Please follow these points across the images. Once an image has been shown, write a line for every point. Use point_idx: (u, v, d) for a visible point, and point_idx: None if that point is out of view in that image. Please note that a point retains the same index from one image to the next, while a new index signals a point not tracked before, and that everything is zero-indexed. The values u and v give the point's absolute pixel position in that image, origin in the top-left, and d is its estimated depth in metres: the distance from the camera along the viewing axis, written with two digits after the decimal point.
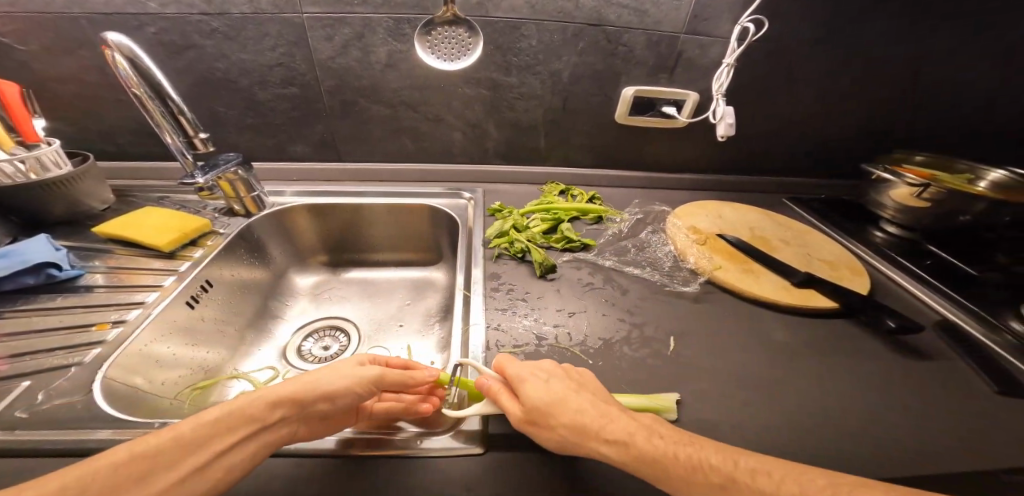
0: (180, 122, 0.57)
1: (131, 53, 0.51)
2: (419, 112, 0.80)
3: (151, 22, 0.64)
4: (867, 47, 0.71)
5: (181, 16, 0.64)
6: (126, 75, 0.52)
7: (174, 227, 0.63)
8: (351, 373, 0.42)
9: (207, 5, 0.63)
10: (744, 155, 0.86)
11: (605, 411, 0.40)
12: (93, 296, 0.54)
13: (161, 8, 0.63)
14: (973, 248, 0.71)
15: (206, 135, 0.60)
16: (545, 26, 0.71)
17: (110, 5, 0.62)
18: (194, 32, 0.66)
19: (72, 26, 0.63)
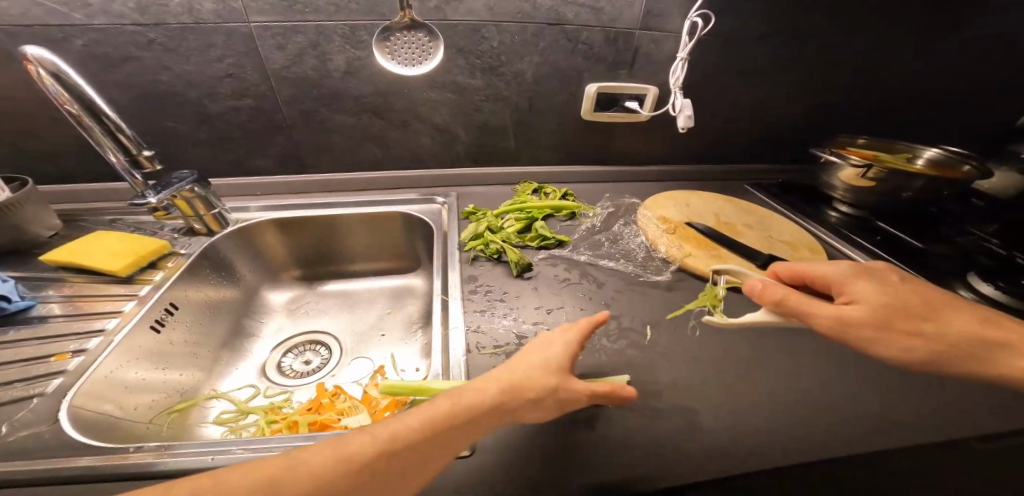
0: (120, 140, 0.54)
1: (54, 66, 0.47)
2: (385, 119, 0.79)
3: (78, 34, 0.60)
4: (810, 36, 0.75)
5: (111, 27, 0.61)
6: (55, 92, 0.49)
7: (127, 251, 0.59)
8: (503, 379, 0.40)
9: (141, 15, 0.60)
10: (706, 145, 0.89)
11: (917, 316, 0.43)
12: (50, 327, 0.51)
13: (87, 19, 0.59)
14: (919, 223, 0.76)
15: (150, 152, 0.57)
16: (504, 27, 0.71)
17: (28, 16, 0.58)
18: (128, 44, 0.63)
19: None
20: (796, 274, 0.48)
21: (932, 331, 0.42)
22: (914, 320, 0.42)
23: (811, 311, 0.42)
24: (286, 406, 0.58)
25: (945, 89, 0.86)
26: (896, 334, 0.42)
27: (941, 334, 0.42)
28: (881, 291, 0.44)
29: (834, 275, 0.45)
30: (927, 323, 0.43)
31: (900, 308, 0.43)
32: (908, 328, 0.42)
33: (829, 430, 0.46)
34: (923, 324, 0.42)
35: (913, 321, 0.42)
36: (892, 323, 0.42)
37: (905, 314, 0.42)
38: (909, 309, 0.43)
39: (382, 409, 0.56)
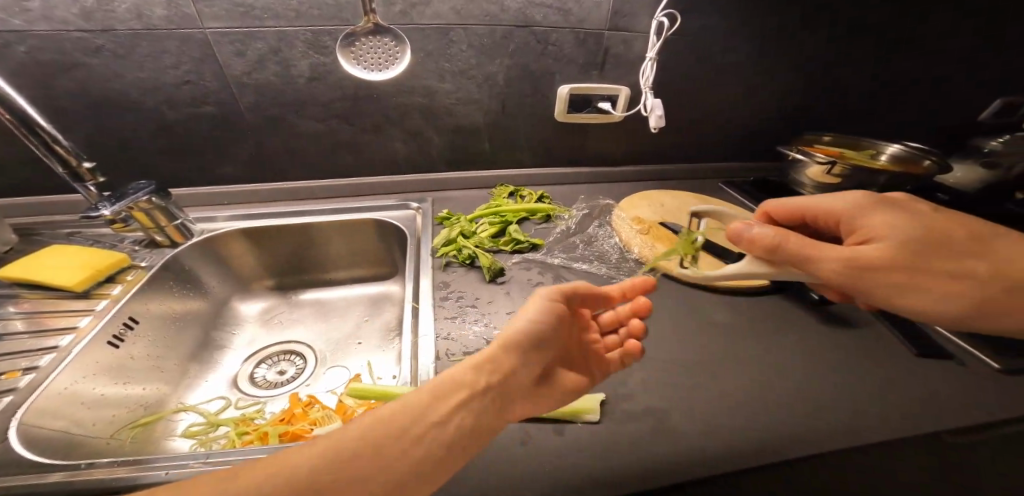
0: (57, 151, 0.53)
1: None
2: (355, 124, 0.78)
3: (21, 40, 0.59)
4: (779, 34, 0.76)
5: (53, 34, 0.59)
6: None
7: (86, 265, 0.58)
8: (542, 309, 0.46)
9: (87, 21, 0.59)
10: (681, 145, 0.89)
11: (927, 253, 0.45)
12: (7, 344, 0.50)
13: (27, 25, 0.58)
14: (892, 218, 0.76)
15: (90, 163, 0.56)
16: (472, 30, 0.71)
17: None
18: (72, 50, 0.61)
19: None
20: (789, 212, 0.54)
21: (930, 273, 0.45)
22: (921, 258, 0.45)
23: (814, 252, 0.44)
24: (257, 417, 0.57)
25: (917, 85, 0.87)
26: (887, 271, 0.45)
27: (938, 277, 0.45)
28: (889, 228, 0.46)
29: (846, 211, 0.49)
30: (927, 265, 0.45)
31: (906, 251, 0.45)
32: (907, 266, 0.45)
33: (799, 429, 0.46)
34: (920, 265, 0.45)
35: (912, 261, 0.45)
36: (900, 260, 0.45)
37: (912, 253, 0.45)
38: (920, 249, 0.45)
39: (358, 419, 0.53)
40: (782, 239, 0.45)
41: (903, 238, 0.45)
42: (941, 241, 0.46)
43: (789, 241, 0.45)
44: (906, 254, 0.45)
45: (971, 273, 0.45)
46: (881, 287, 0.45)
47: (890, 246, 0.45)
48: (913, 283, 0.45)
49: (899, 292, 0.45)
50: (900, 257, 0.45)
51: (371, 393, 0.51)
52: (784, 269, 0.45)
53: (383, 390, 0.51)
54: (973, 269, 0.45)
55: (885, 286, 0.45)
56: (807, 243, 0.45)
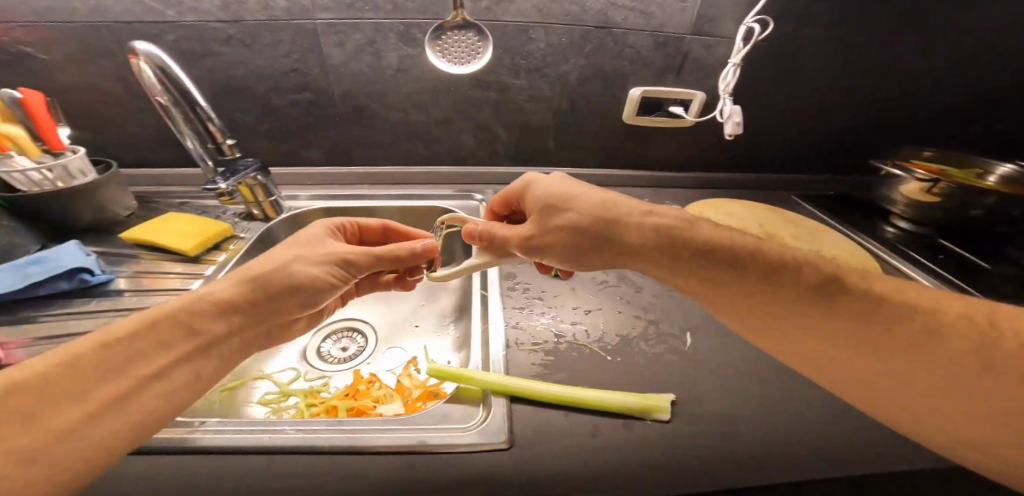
0: (208, 128, 0.60)
1: (159, 61, 0.53)
2: (429, 115, 0.81)
3: (171, 30, 0.65)
4: (869, 46, 0.73)
5: (200, 24, 0.65)
6: (149, 84, 0.54)
7: (195, 232, 0.63)
8: (322, 259, 0.49)
9: (223, 12, 0.64)
10: (751, 152, 0.87)
11: (808, 298, 0.37)
12: (125, 300, 0.55)
13: (179, 16, 0.64)
14: (981, 243, 0.72)
15: (232, 140, 0.63)
16: (552, 29, 0.72)
17: (131, 13, 0.62)
18: (212, 40, 0.67)
19: (97, 36, 0.63)
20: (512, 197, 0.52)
21: (838, 328, 0.36)
22: (806, 311, 0.37)
23: (626, 245, 0.43)
24: (324, 390, 0.66)
25: (999, 101, 0.82)
26: (799, 319, 0.37)
27: (865, 336, 0.35)
28: (678, 226, 0.42)
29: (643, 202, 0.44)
30: (852, 323, 0.36)
31: (697, 245, 0.41)
32: (830, 326, 0.36)
33: (879, 450, 0.45)
34: (811, 312, 0.37)
35: (847, 314, 0.36)
36: (771, 312, 0.38)
37: (804, 307, 0.37)
38: (722, 265, 0.40)
39: (414, 398, 0.65)
40: (542, 250, 0.46)
41: (775, 274, 0.38)
42: (837, 288, 0.37)
43: (591, 254, 0.44)
44: (718, 275, 0.40)
45: (948, 319, 0.34)
46: (790, 345, 0.39)
47: (650, 241, 0.42)
48: (859, 350, 0.35)
49: (790, 351, 0.39)
50: (707, 274, 0.40)
51: (450, 376, 0.52)
52: (598, 269, 0.45)
53: (462, 373, 0.52)
54: (981, 319, 0.34)
55: (841, 346, 0.36)
56: (664, 234, 0.41)
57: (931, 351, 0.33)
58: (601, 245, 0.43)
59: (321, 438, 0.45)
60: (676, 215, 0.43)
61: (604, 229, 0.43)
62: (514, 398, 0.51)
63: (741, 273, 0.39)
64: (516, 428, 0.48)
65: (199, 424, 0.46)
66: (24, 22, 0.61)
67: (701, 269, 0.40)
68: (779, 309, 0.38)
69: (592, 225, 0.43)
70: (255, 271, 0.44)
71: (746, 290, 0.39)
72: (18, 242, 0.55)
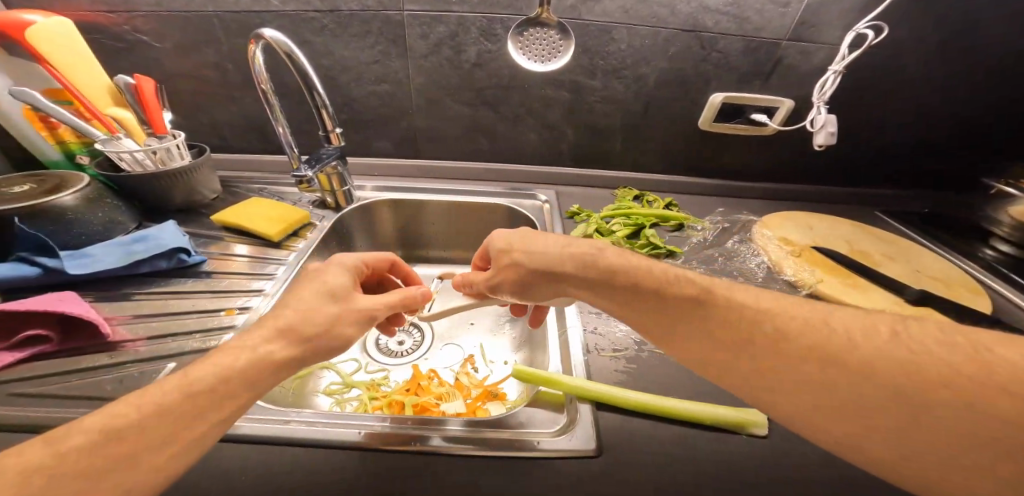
0: (322, 115, 0.61)
1: (286, 48, 0.54)
2: (499, 112, 0.81)
3: (272, 20, 0.66)
4: (981, 58, 0.68)
5: (297, 14, 0.67)
6: (258, 72, 0.56)
7: (278, 218, 0.65)
8: (349, 308, 0.40)
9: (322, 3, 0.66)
10: (831, 164, 0.83)
11: (715, 319, 0.36)
12: (218, 282, 0.55)
13: (282, 5, 0.65)
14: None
15: (340, 130, 0.65)
16: (637, 30, 0.70)
17: (241, 4, 0.64)
18: (306, 30, 0.68)
19: (205, 25, 0.65)
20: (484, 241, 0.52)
21: (746, 342, 0.35)
22: (711, 327, 0.36)
23: (567, 282, 0.43)
24: (384, 384, 0.66)
25: None
26: (712, 336, 0.36)
27: (778, 352, 0.34)
28: (596, 263, 0.41)
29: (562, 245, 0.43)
30: (758, 339, 0.35)
31: (614, 278, 0.40)
32: (739, 342, 0.35)
33: None
34: (721, 328, 0.36)
35: (748, 332, 0.35)
36: (680, 332, 0.38)
37: (717, 327, 0.36)
38: (627, 291, 0.40)
39: (474, 398, 0.64)
40: (501, 289, 0.48)
41: (695, 305, 0.37)
42: (736, 308, 0.36)
43: (545, 291, 0.45)
44: (641, 307, 0.39)
45: (839, 335, 0.33)
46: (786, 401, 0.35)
47: (574, 274, 0.42)
48: (771, 363, 0.34)
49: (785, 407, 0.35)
50: (630, 306, 0.39)
51: (537, 378, 0.51)
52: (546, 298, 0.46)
53: (552, 376, 0.50)
54: (884, 330, 0.32)
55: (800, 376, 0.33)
56: (604, 275, 0.41)
57: (835, 364, 0.32)
58: (538, 282, 0.44)
59: (413, 436, 0.45)
60: (588, 245, 0.43)
61: (537, 268, 0.43)
62: (600, 405, 0.49)
63: (659, 301, 0.38)
64: (606, 438, 0.46)
65: (290, 412, 0.46)
66: (136, 10, 0.63)
67: (619, 300, 0.40)
68: (688, 329, 0.37)
69: (529, 266, 0.44)
70: (311, 333, 0.36)
71: (660, 312, 0.38)
72: (120, 219, 0.58)
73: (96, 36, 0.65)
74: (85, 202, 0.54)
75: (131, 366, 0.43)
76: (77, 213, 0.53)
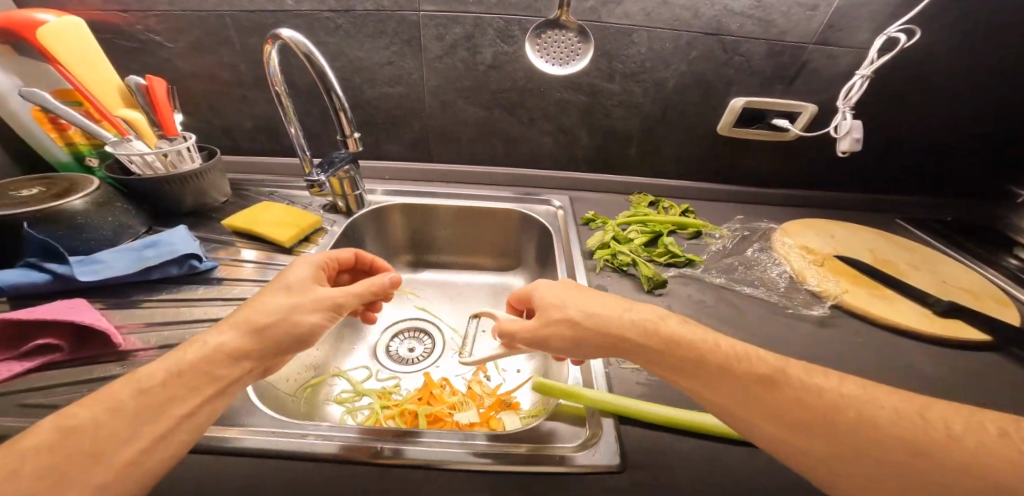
0: (340, 118, 0.59)
1: (304, 49, 0.52)
2: (514, 115, 0.79)
3: (286, 20, 0.65)
4: (1014, 63, 0.66)
5: (311, 14, 0.65)
6: (273, 73, 0.54)
7: (291, 223, 0.64)
8: (318, 303, 0.41)
9: (337, 2, 0.64)
10: (853, 171, 0.81)
11: (786, 398, 0.34)
12: (229, 290, 0.54)
13: (295, 5, 0.64)
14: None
15: (357, 135, 0.62)
16: (657, 33, 0.68)
17: (253, 3, 0.63)
18: (320, 30, 0.67)
19: (217, 24, 0.64)
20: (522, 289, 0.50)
21: (815, 424, 0.33)
22: (780, 407, 0.34)
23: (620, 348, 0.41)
24: (396, 393, 0.65)
25: None
26: (783, 418, 0.34)
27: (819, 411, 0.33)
28: (655, 333, 0.40)
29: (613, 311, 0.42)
30: (830, 421, 0.32)
31: (679, 349, 0.38)
32: (808, 425, 0.33)
33: None
34: (788, 408, 0.34)
35: (824, 418, 0.33)
36: (747, 409, 0.35)
37: (782, 405, 0.34)
38: (694, 366, 0.38)
39: (487, 407, 0.62)
40: (544, 344, 0.44)
41: (764, 384, 0.35)
42: (816, 391, 0.34)
43: (587, 347, 0.42)
44: (701, 373, 0.37)
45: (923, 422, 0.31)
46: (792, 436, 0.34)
47: (632, 342, 0.40)
48: (840, 446, 0.32)
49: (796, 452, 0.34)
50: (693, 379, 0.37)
51: (558, 392, 0.49)
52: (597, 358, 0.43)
53: (573, 390, 0.49)
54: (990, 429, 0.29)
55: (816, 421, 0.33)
56: (668, 348, 0.39)
57: (926, 459, 0.30)
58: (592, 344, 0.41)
59: (428, 451, 0.43)
60: (649, 311, 0.42)
61: (587, 332, 0.41)
62: (623, 419, 0.48)
63: (726, 375, 0.36)
64: (631, 455, 0.44)
65: (306, 426, 0.44)
66: (149, 10, 0.62)
67: (682, 372, 0.38)
68: (756, 409, 0.35)
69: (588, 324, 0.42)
70: (263, 322, 0.37)
71: (727, 388, 0.36)
72: (128, 222, 0.57)
73: (108, 36, 0.64)
74: (95, 206, 0.53)
75: None
76: (86, 217, 0.52)
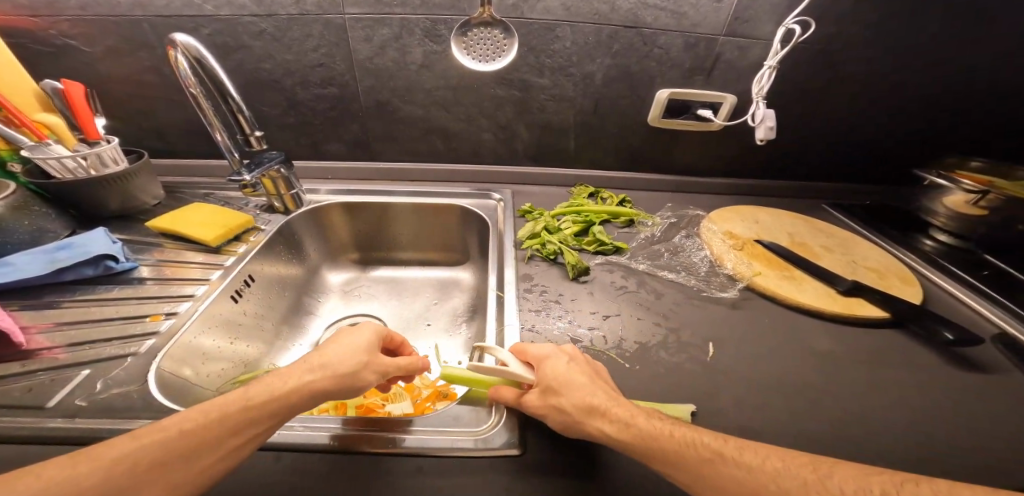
0: (239, 119, 0.61)
1: (197, 53, 0.54)
2: (450, 113, 0.80)
3: (206, 24, 0.66)
4: (916, 51, 0.69)
5: (232, 18, 0.66)
6: (184, 76, 0.55)
7: (219, 223, 0.65)
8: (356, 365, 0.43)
9: (257, 6, 0.65)
10: (780, 159, 0.84)
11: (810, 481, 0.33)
12: (146, 289, 0.56)
13: (215, 10, 0.65)
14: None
15: (259, 133, 0.64)
16: (580, 28, 0.70)
17: (170, 7, 0.63)
18: (243, 34, 0.68)
19: (135, 29, 0.65)
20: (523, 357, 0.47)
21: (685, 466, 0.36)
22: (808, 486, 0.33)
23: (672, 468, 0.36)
24: None
25: None
26: (657, 464, 0.37)
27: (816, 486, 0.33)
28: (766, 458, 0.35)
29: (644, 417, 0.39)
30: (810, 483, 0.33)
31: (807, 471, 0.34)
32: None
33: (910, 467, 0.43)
34: (671, 462, 0.36)
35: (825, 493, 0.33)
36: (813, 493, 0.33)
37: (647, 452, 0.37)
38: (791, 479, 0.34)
39: (422, 398, 0.61)
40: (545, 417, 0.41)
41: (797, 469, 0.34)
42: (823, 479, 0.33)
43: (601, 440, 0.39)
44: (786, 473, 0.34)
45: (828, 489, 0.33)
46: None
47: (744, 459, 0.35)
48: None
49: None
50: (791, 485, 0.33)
51: (460, 379, 0.50)
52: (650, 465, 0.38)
53: (474, 376, 0.49)
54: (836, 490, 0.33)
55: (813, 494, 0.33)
56: (629, 435, 0.38)
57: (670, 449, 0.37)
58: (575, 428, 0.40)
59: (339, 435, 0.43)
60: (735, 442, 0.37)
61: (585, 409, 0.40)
62: None
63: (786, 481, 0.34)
64: None
65: None
66: (64, 14, 0.62)
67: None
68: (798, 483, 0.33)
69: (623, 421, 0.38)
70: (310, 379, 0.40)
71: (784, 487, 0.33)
72: (47, 226, 0.58)
73: (22, 40, 0.64)
74: (11, 210, 0.54)
75: (43, 373, 0.45)
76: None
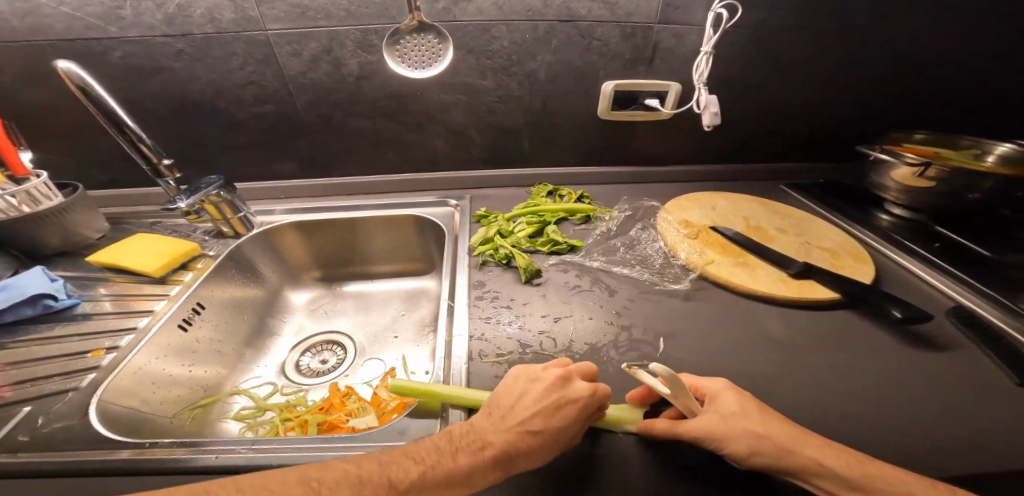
0: (141, 149, 0.60)
1: (80, 81, 0.53)
2: (399, 123, 0.79)
3: (117, 46, 0.65)
4: (848, 20, 0.68)
5: (145, 40, 0.65)
6: (87, 104, 0.54)
7: (166, 252, 0.64)
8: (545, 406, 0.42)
9: (168, 27, 0.64)
10: (734, 141, 0.83)
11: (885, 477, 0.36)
12: (90, 325, 0.56)
13: (122, 32, 0.64)
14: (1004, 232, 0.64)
15: (168, 160, 0.63)
16: (514, 26, 0.69)
17: (72, 31, 0.63)
18: (161, 56, 0.67)
19: (45, 56, 0.64)
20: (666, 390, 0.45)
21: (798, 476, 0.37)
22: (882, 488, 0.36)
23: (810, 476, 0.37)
24: (300, 404, 0.61)
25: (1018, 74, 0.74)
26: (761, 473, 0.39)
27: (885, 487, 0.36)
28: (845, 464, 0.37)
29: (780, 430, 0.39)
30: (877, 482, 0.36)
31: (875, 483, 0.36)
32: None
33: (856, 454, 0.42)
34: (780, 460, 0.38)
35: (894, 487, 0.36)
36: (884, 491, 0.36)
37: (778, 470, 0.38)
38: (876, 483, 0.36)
39: (389, 410, 0.57)
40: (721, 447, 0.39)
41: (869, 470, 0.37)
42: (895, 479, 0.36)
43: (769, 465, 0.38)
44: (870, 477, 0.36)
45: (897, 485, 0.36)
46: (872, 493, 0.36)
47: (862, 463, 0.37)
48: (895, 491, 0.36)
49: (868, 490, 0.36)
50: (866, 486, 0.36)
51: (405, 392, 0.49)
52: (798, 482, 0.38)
53: (420, 389, 0.48)
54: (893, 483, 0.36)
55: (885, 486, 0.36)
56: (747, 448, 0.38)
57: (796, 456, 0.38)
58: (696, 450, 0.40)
59: (286, 454, 0.43)
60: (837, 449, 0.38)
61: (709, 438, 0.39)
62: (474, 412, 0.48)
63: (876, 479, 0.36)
64: None
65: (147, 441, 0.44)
66: None
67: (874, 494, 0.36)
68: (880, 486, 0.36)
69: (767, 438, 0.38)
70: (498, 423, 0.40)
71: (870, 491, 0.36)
72: None
73: None
74: None
75: None
76: None
